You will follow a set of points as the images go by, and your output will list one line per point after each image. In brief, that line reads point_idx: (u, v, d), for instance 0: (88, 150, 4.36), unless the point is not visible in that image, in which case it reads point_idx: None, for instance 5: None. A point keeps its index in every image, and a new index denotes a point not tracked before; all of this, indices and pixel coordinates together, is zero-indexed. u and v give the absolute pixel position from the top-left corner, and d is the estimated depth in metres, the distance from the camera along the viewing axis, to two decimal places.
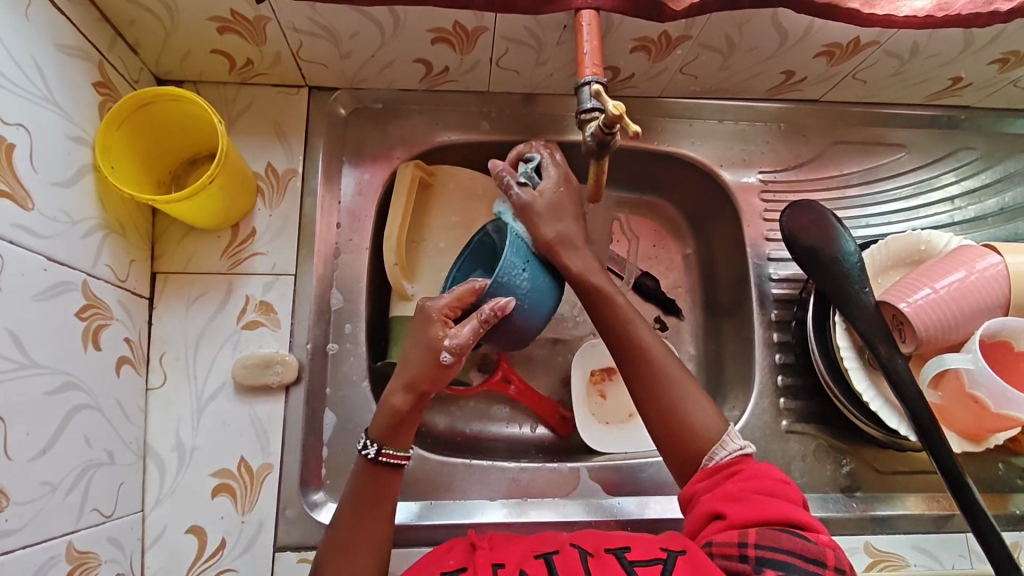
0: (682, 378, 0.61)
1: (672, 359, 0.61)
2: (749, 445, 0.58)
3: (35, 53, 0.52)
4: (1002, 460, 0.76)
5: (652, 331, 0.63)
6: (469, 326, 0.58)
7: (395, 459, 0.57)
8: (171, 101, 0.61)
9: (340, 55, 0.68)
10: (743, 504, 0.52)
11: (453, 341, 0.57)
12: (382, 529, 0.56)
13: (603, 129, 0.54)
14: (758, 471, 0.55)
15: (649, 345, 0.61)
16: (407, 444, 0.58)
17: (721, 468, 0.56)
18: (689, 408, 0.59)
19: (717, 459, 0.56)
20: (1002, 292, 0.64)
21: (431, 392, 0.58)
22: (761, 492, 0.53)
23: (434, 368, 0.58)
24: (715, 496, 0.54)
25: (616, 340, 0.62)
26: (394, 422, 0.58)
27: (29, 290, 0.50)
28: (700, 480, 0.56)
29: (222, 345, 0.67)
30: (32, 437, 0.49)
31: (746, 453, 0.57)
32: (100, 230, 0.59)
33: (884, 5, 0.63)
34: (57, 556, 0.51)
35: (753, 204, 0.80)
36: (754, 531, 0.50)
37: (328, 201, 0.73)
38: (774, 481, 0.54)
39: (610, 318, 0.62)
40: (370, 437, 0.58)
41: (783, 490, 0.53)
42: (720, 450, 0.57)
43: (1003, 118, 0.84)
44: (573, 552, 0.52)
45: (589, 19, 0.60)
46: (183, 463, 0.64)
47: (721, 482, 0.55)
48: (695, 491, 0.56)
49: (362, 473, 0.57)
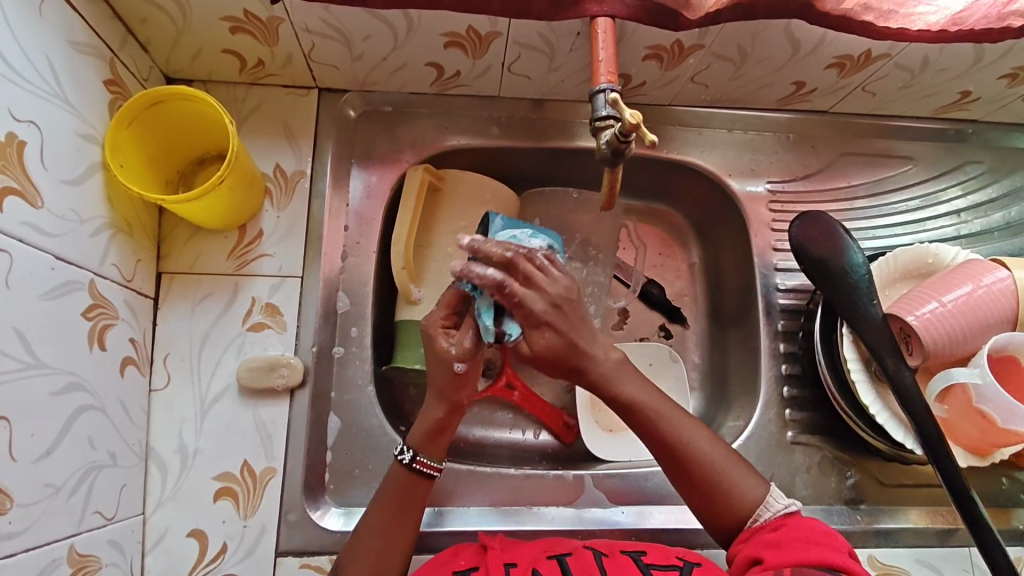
0: (713, 455, 0.59)
1: (703, 442, 0.59)
2: (794, 504, 0.58)
3: (48, 50, 0.52)
4: (1005, 474, 0.77)
5: (677, 413, 0.60)
6: (467, 332, 0.56)
7: (428, 468, 0.58)
8: (182, 100, 0.60)
9: (352, 57, 0.68)
10: (782, 549, 0.53)
11: (458, 347, 0.55)
12: (408, 538, 0.57)
13: (618, 137, 0.54)
14: (803, 524, 0.55)
15: (677, 427, 0.59)
16: (442, 456, 0.60)
17: (766, 526, 0.56)
18: (726, 484, 0.58)
19: (762, 520, 0.57)
20: (1009, 307, 0.65)
21: (464, 399, 0.58)
22: (804, 539, 0.53)
23: (453, 381, 0.56)
24: (756, 545, 0.55)
25: (644, 429, 0.59)
26: (433, 430, 0.59)
27: (36, 288, 0.49)
28: (744, 540, 0.57)
29: (227, 347, 0.66)
30: (37, 438, 0.49)
31: (792, 512, 0.57)
32: (108, 229, 0.58)
33: (898, 18, 0.63)
34: (59, 559, 0.51)
35: (760, 214, 0.80)
36: (792, 568, 0.50)
37: (336, 203, 0.72)
38: (818, 532, 0.54)
39: (634, 409, 0.58)
40: (408, 443, 0.59)
41: (828, 538, 0.53)
42: (765, 512, 0.57)
43: (1009, 133, 0.85)
44: (587, 553, 0.53)
45: (605, 27, 0.60)
46: (186, 466, 0.64)
47: (763, 534, 0.55)
48: (738, 549, 0.57)
49: (395, 480, 0.58)
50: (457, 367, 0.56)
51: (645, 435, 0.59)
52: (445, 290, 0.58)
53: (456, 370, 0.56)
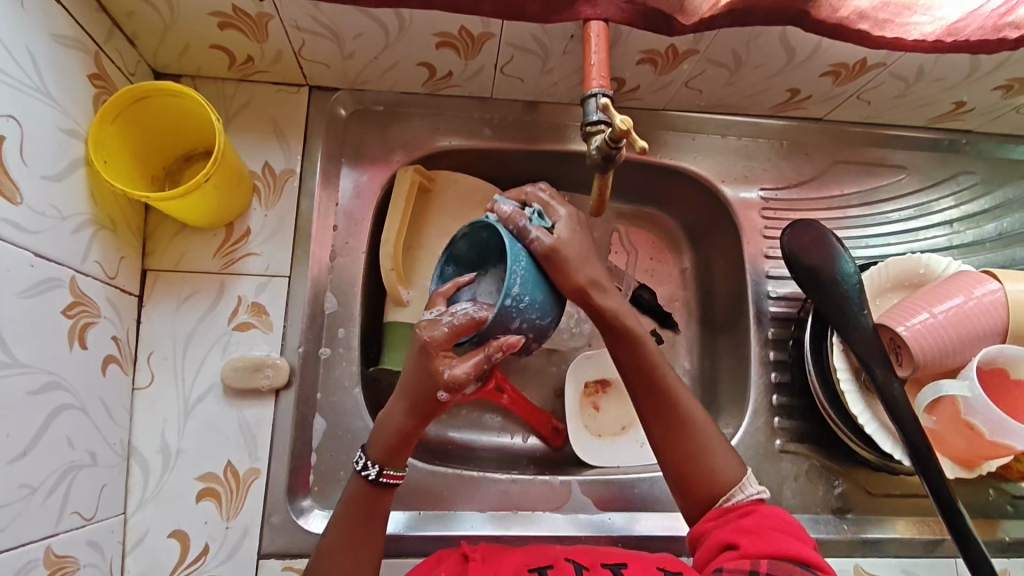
0: (718, 446, 0.58)
1: (699, 412, 0.60)
2: (763, 491, 0.57)
3: (29, 43, 0.51)
4: (993, 485, 0.77)
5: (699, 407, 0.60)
6: (472, 362, 0.52)
7: (393, 479, 0.56)
8: (166, 95, 0.59)
9: (343, 55, 0.67)
10: (757, 537, 0.52)
11: (451, 376, 0.52)
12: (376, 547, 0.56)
13: (609, 143, 0.54)
14: (773, 512, 0.54)
15: (679, 391, 0.59)
16: (406, 462, 0.58)
17: (735, 508, 0.55)
18: (710, 455, 0.58)
19: (733, 501, 0.56)
20: (1001, 319, 0.64)
21: (435, 415, 0.56)
22: (776, 529, 0.53)
23: (431, 401, 0.54)
24: (729, 530, 0.54)
25: (643, 384, 0.59)
26: (398, 439, 0.56)
27: (14, 286, 0.49)
28: (711, 518, 0.56)
29: (212, 346, 0.66)
30: (12, 438, 0.48)
31: (761, 499, 0.56)
32: (91, 226, 0.57)
33: (893, 27, 0.63)
34: (35, 560, 0.50)
35: (753, 220, 0.80)
36: (768, 562, 0.50)
37: (326, 202, 0.71)
38: (787, 523, 0.54)
39: (639, 362, 0.59)
40: (370, 456, 0.57)
41: (793, 529, 0.53)
42: (738, 493, 0.56)
43: (1002, 144, 0.85)
44: (568, 566, 0.53)
45: (598, 31, 0.60)
46: (167, 467, 0.63)
47: (735, 518, 0.54)
48: (705, 526, 0.56)
49: (356, 494, 0.56)
50: (440, 393, 0.53)
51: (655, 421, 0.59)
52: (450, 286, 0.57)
53: (438, 396, 0.53)
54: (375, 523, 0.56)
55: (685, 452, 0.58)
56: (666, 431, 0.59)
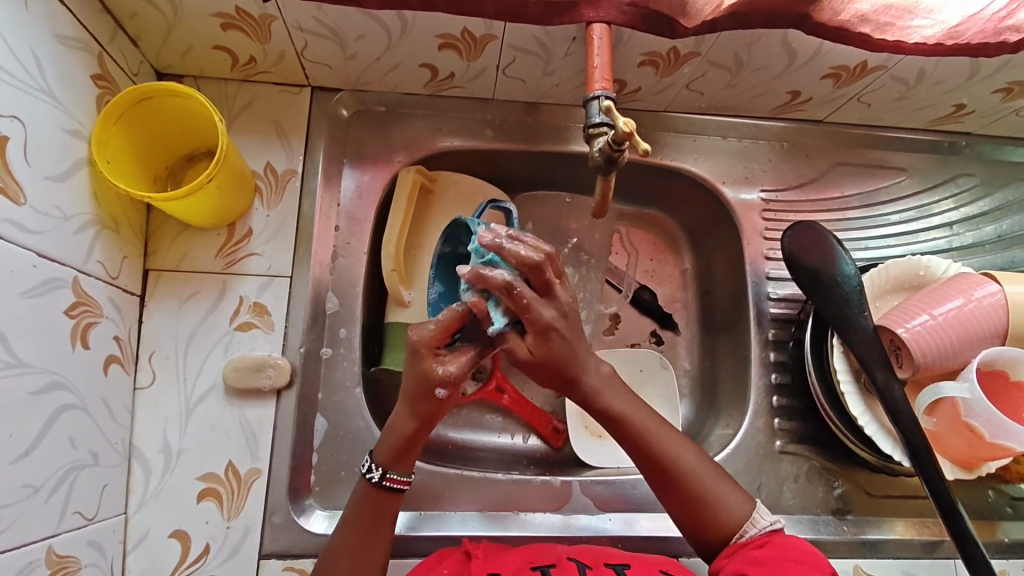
0: (720, 487, 0.58)
1: (692, 457, 0.59)
2: (778, 521, 0.57)
3: (34, 43, 0.51)
4: (992, 487, 0.77)
5: (688, 445, 0.60)
6: (463, 359, 0.54)
7: (397, 483, 0.56)
8: (169, 96, 0.60)
9: (345, 56, 0.67)
10: (768, 568, 0.52)
11: (445, 372, 0.53)
12: (385, 548, 0.56)
13: (611, 145, 0.54)
14: (787, 542, 0.54)
15: (670, 440, 0.59)
16: (410, 468, 0.58)
17: (750, 542, 0.55)
18: (712, 498, 0.57)
19: (747, 536, 0.56)
20: (1000, 321, 0.64)
21: (437, 416, 0.56)
22: (791, 560, 0.52)
23: (428, 400, 0.55)
24: (741, 561, 0.53)
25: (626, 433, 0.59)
26: (399, 448, 0.56)
27: (17, 286, 0.49)
28: (726, 554, 0.56)
29: (214, 346, 0.66)
30: (15, 439, 0.48)
31: (776, 530, 0.56)
32: (94, 226, 0.58)
33: (894, 30, 0.63)
34: (37, 561, 0.50)
35: (754, 222, 0.80)
36: None
37: (328, 203, 0.72)
38: (802, 552, 0.54)
39: (625, 423, 0.58)
40: (375, 460, 0.57)
41: (810, 559, 0.53)
42: (751, 527, 0.56)
43: (1001, 146, 0.85)
44: (571, 565, 0.54)
45: (600, 33, 0.60)
46: (169, 466, 0.63)
47: (748, 550, 0.54)
48: (721, 562, 0.55)
49: (363, 497, 0.57)
50: (438, 392, 0.54)
51: (650, 468, 0.59)
52: (445, 313, 0.54)
53: (435, 394, 0.54)
54: (385, 525, 0.56)
55: (689, 497, 0.58)
56: (663, 480, 0.58)
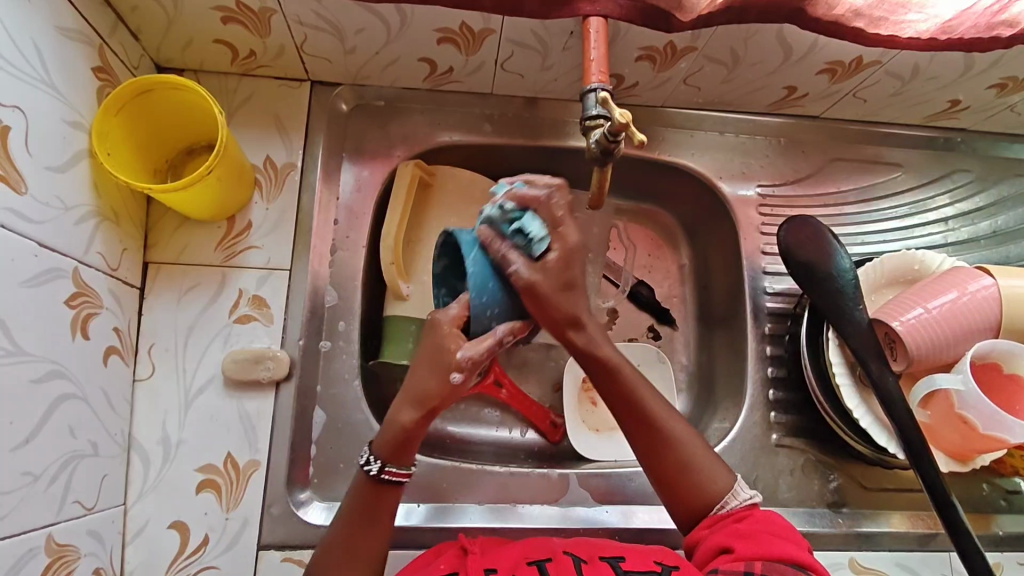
0: (706, 461, 0.59)
1: (682, 425, 0.60)
2: (756, 495, 0.58)
3: (35, 34, 0.51)
4: (986, 480, 0.77)
5: (679, 417, 0.60)
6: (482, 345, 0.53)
7: (396, 476, 0.56)
8: (169, 89, 0.60)
9: (344, 50, 0.68)
10: (750, 540, 0.52)
11: (464, 357, 0.53)
12: (379, 542, 0.56)
13: (608, 136, 0.55)
14: (768, 516, 0.55)
15: (659, 408, 0.59)
16: (412, 461, 0.57)
17: (730, 514, 0.56)
18: (699, 471, 0.58)
19: (728, 508, 0.56)
20: (994, 314, 0.65)
21: (440, 408, 0.56)
22: (772, 533, 0.53)
23: (443, 384, 0.54)
24: (723, 534, 0.54)
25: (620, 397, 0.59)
26: (400, 439, 0.56)
27: (18, 275, 0.49)
28: (706, 526, 0.56)
29: (213, 338, 0.66)
30: (16, 426, 0.48)
31: (756, 504, 0.57)
32: (94, 217, 0.58)
33: (888, 25, 0.63)
34: (36, 548, 0.50)
35: (750, 217, 0.80)
36: (762, 563, 0.50)
37: (327, 197, 0.72)
38: (781, 527, 0.54)
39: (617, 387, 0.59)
40: (375, 453, 0.56)
41: (789, 533, 0.54)
42: (732, 500, 0.57)
43: (996, 142, 0.86)
44: (567, 559, 0.53)
45: (597, 27, 0.60)
46: (168, 457, 0.63)
47: (729, 523, 0.55)
48: (700, 534, 0.56)
49: (361, 490, 0.56)
50: (454, 377, 0.54)
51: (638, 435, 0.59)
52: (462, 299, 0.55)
53: (452, 379, 0.54)
54: (383, 517, 0.56)
55: (675, 466, 0.58)
56: (651, 449, 0.59)
